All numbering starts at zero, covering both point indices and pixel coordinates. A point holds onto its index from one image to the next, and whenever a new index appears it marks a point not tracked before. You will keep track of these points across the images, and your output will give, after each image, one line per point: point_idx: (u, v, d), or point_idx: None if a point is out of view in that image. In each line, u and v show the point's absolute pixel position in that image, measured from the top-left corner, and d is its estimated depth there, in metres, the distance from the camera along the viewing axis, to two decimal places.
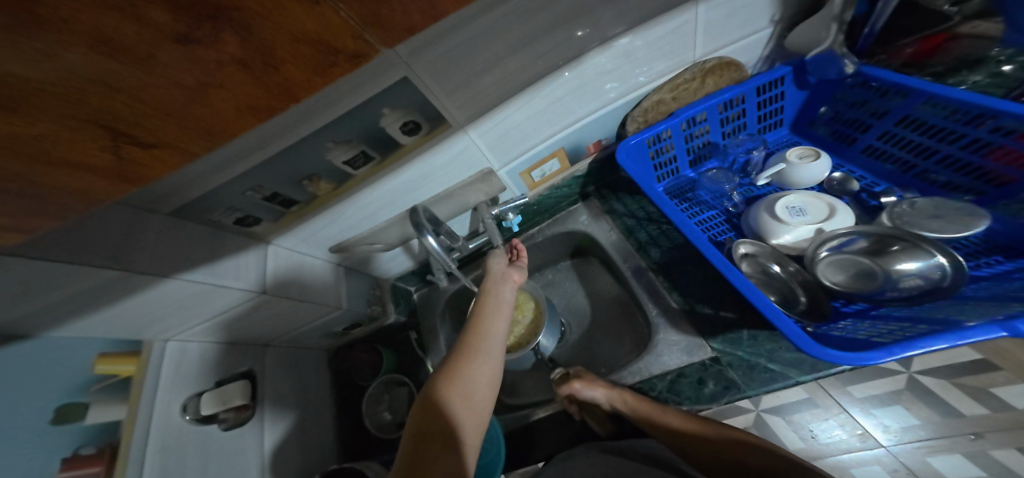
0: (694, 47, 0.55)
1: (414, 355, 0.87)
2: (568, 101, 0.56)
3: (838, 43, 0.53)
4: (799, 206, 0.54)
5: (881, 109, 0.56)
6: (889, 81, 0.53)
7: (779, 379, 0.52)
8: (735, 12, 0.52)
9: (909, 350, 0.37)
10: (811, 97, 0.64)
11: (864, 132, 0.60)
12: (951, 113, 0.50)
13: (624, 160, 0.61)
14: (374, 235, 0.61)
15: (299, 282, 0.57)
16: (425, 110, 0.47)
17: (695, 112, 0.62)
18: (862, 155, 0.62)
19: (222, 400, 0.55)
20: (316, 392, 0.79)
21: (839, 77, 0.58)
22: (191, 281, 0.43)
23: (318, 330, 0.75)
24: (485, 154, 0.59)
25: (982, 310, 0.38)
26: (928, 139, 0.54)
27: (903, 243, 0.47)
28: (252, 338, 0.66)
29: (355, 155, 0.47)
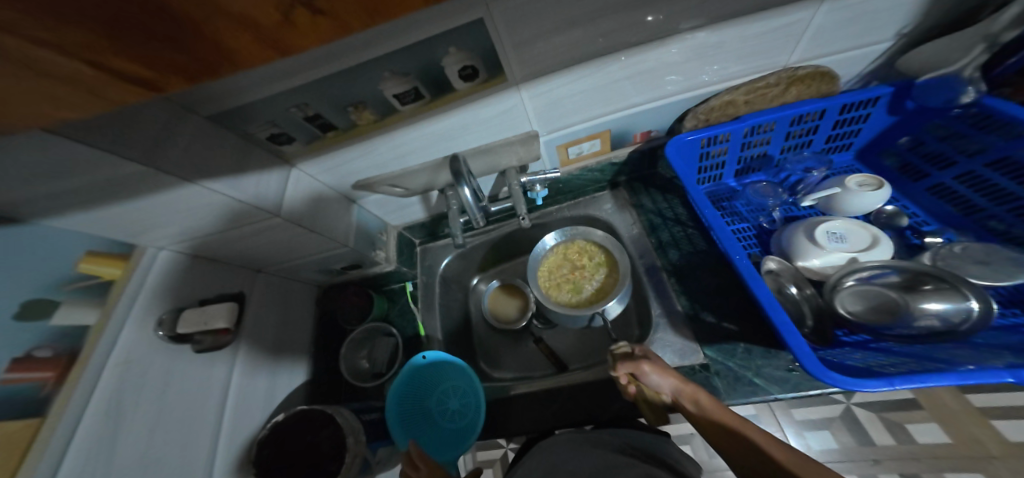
0: (794, 50, 0.52)
1: (404, 306, 0.85)
2: (626, 86, 0.54)
3: (969, 66, 0.51)
4: (841, 232, 0.56)
5: (975, 146, 0.54)
6: (1007, 115, 0.50)
7: (760, 393, 0.53)
8: (858, 19, 0.48)
9: (909, 383, 0.39)
10: (898, 125, 0.62)
11: (942, 169, 0.59)
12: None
13: (672, 156, 0.60)
14: (400, 178, 0.57)
15: (314, 211, 0.54)
16: (491, 56, 0.43)
17: (763, 120, 0.60)
18: (928, 193, 0.61)
19: (202, 321, 0.50)
20: (300, 328, 0.77)
21: (945, 105, 0.55)
22: (213, 191, 0.41)
23: (316, 265, 0.72)
24: (529, 117, 0.55)
25: (982, 357, 0.41)
26: (1011, 182, 0.52)
27: (938, 283, 0.49)
28: (246, 260, 0.62)
29: (406, 90, 0.43)
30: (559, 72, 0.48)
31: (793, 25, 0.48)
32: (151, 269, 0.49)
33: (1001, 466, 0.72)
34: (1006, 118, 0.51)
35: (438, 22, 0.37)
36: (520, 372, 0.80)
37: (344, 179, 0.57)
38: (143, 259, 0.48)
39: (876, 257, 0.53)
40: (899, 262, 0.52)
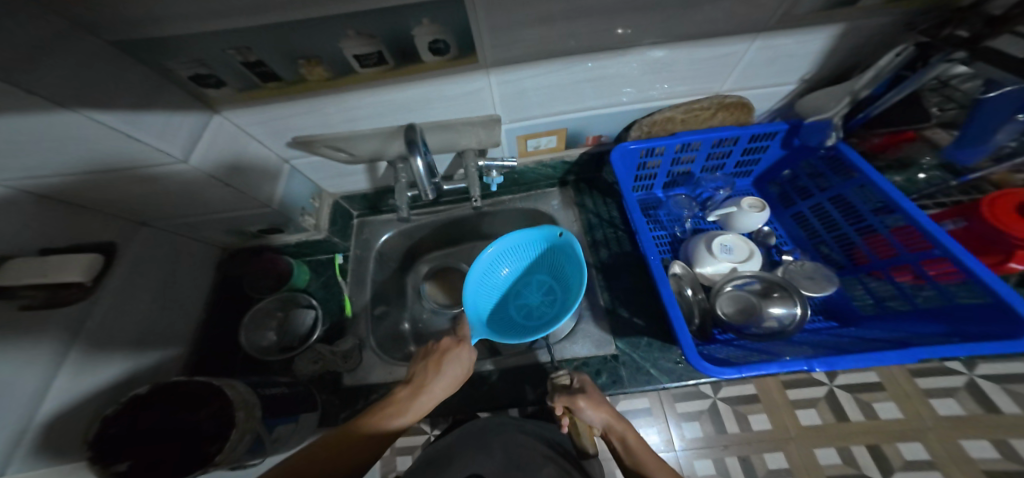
0: (726, 79, 0.60)
1: (331, 279, 0.79)
2: (586, 89, 0.57)
3: (840, 115, 0.64)
4: (730, 245, 0.69)
5: (827, 184, 0.73)
6: (849, 162, 0.69)
7: (652, 382, 0.65)
8: (777, 60, 0.56)
9: (750, 371, 0.52)
10: (784, 159, 0.79)
11: (803, 199, 0.78)
12: (873, 201, 0.66)
13: (617, 160, 0.67)
14: (348, 140, 0.52)
15: (235, 163, 0.47)
16: (464, 36, 0.42)
17: (693, 139, 0.69)
18: (790, 217, 0.80)
19: (39, 272, 0.39)
20: (190, 295, 0.66)
21: (818, 146, 0.71)
22: (102, 123, 0.34)
23: (226, 224, 0.62)
24: (495, 103, 0.55)
25: (797, 351, 0.57)
26: (840, 216, 0.71)
27: (783, 292, 0.65)
28: (126, 209, 0.51)
29: (368, 52, 0.40)
30: (526, 63, 0.49)
31: (729, 55, 0.54)
32: None
33: None
34: (849, 163, 0.68)
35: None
36: None
37: (274, 133, 0.50)
38: None
39: (751, 271, 0.67)
40: (759, 273, 0.67)
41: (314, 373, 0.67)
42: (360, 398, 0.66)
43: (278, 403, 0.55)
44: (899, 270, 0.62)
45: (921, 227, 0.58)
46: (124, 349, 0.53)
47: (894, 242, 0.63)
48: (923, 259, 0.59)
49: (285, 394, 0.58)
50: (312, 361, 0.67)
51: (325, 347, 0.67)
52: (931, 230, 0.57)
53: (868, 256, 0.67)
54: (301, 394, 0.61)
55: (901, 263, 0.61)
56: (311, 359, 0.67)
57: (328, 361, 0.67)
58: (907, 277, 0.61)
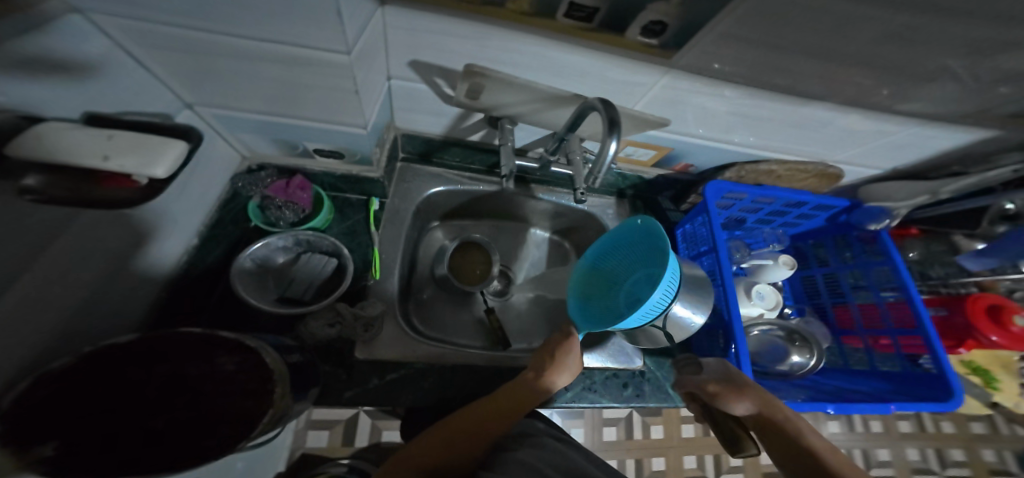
0: (846, 151, 0.62)
1: (358, 225, 0.69)
2: (730, 123, 0.54)
3: (911, 206, 0.69)
4: (764, 293, 0.72)
5: (850, 257, 0.75)
6: (879, 244, 0.71)
7: (671, 400, 0.68)
8: (897, 147, 0.59)
9: (800, 406, 0.56)
10: (820, 229, 0.81)
11: (818, 265, 0.80)
12: (884, 282, 0.69)
13: (710, 194, 0.65)
14: (500, 92, 0.44)
15: (371, 62, 0.37)
16: (686, 33, 0.36)
17: (769, 195, 0.68)
18: (800, 278, 0.83)
19: (98, 152, 0.27)
20: (181, 206, 0.50)
21: (859, 228, 0.73)
22: None
23: (264, 140, 0.48)
24: (640, 100, 0.47)
25: (799, 394, 0.63)
26: (847, 285, 0.75)
27: (803, 342, 0.69)
28: (180, 89, 0.36)
29: (587, 5, 0.34)
30: (705, 82, 0.43)
31: (875, 131, 0.55)
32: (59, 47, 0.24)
33: None
34: (880, 246, 0.71)
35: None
36: (451, 336, 0.76)
37: (403, 48, 0.40)
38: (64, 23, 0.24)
39: (776, 319, 0.71)
40: (779, 321, 0.72)
41: (327, 339, 0.55)
42: (372, 375, 0.58)
43: (300, 375, 0.46)
44: (878, 341, 0.69)
45: (917, 311, 0.64)
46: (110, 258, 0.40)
47: (885, 316, 0.68)
48: (903, 335, 0.65)
49: (302, 363, 0.49)
50: (328, 325, 0.55)
51: (348, 308, 0.57)
52: (923, 314, 0.63)
53: (857, 324, 0.71)
54: (309, 364, 0.52)
55: (883, 334, 0.68)
56: (327, 322, 0.55)
57: (347, 327, 0.57)
58: (883, 346, 0.68)
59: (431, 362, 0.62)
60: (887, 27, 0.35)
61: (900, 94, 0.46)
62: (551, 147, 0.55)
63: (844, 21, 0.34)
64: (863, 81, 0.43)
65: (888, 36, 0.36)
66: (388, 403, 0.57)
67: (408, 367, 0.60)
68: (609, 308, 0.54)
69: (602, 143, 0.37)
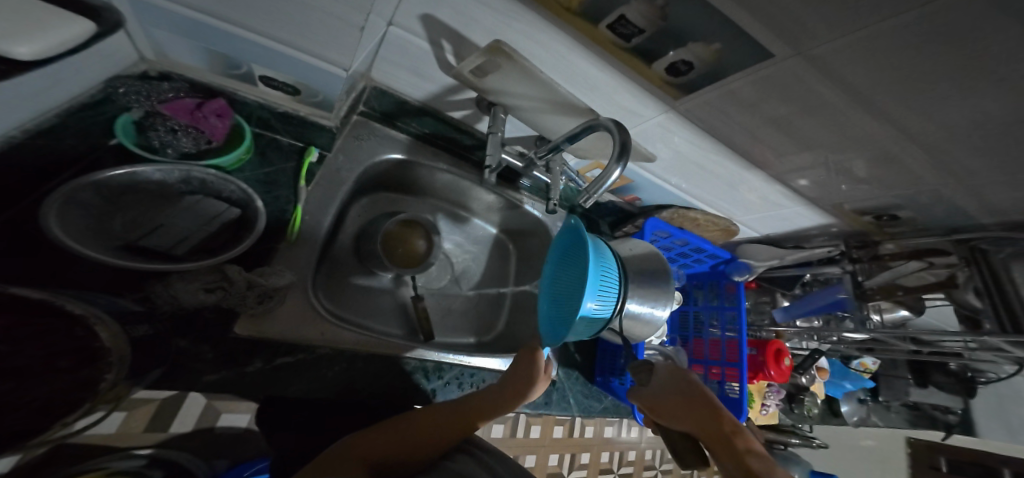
0: (746, 213, 0.79)
1: (282, 180, 0.56)
2: (686, 169, 0.63)
3: (764, 265, 0.90)
4: None
5: (715, 302, 0.91)
6: (735, 293, 0.87)
7: (567, 409, 0.75)
8: (775, 217, 0.79)
9: None
10: (703, 273, 0.97)
11: (692, 303, 0.95)
12: (730, 327, 0.85)
13: (647, 229, 0.74)
14: (509, 77, 0.42)
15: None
16: (699, 83, 0.40)
17: (683, 238, 0.81)
18: (678, 312, 0.97)
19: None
20: (13, 99, 0.33)
21: (729, 277, 0.92)
22: None
23: (190, 46, 0.35)
24: (634, 127, 0.52)
25: None
26: (706, 322, 0.90)
27: None
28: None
29: (636, 24, 0.34)
30: (691, 128, 0.50)
31: (770, 200, 0.72)
32: None
33: None
34: (734, 294, 0.87)
35: (748, 29, 0.32)
36: (366, 327, 0.67)
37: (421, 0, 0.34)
38: None
39: (658, 345, 0.85)
40: (660, 347, 0.86)
41: (198, 304, 0.44)
42: (256, 357, 0.46)
43: (145, 352, 0.34)
44: (712, 369, 0.86)
45: (741, 350, 0.80)
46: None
47: (722, 351, 0.84)
48: (728, 366, 0.82)
49: (151, 339, 0.36)
50: (206, 289, 0.43)
51: (240, 272, 0.45)
52: (744, 352, 0.81)
53: (704, 356, 0.87)
54: (159, 339, 0.38)
55: (718, 365, 0.84)
56: (204, 285, 0.44)
57: (233, 295, 0.44)
58: (715, 374, 0.85)
59: (344, 347, 0.54)
60: (818, 126, 0.46)
61: (794, 176, 0.61)
62: (538, 151, 0.53)
63: (800, 108, 0.43)
64: (782, 159, 0.56)
65: (822, 130, 0.47)
66: (274, 395, 0.46)
67: (309, 350, 0.51)
68: (562, 309, 0.56)
69: (607, 167, 0.39)
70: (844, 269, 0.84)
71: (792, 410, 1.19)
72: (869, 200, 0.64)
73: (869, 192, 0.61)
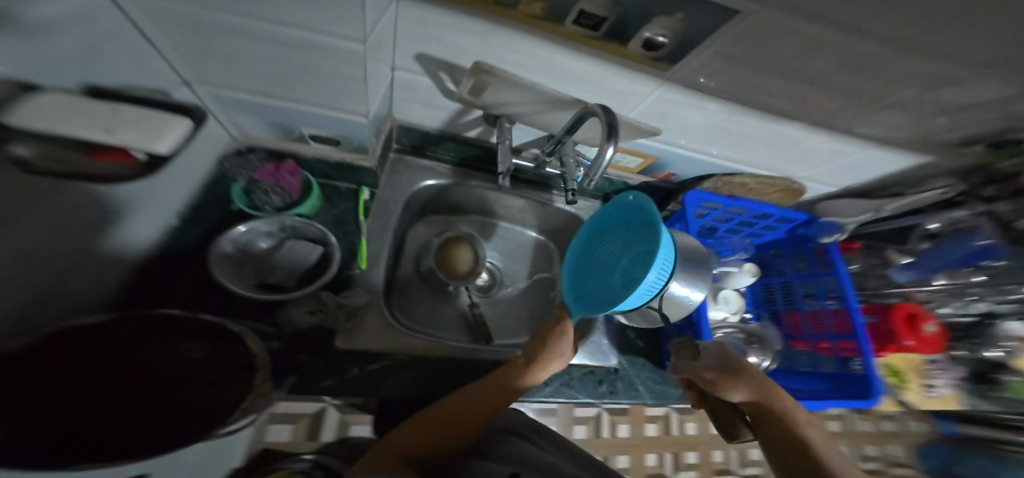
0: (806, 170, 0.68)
1: (348, 214, 0.69)
2: (709, 137, 0.59)
3: (855, 223, 0.76)
4: (728, 297, 0.78)
5: (801, 266, 0.81)
6: (829, 257, 0.77)
7: (638, 397, 0.72)
8: (846, 168, 0.67)
9: None
10: (781, 240, 0.86)
11: (776, 273, 0.85)
12: (829, 290, 0.75)
13: (689, 202, 0.71)
14: (496, 91, 0.46)
15: (376, 58, 0.38)
16: (681, 53, 0.40)
17: (739, 207, 0.74)
18: (759, 283, 0.86)
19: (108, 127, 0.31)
20: (171, 182, 0.49)
21: (813, 240, 0.80)
22: None
23: (266, 120, 0.47)
24: (636, 109, 0.51)
25: None
26: (798, 292, 0.80)
27: (760, 344, 0.76)
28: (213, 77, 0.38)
29: (596, 15, 0.36)
30: (699, 94, 0.47)
31: (829, 152, 0.62)
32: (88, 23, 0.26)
33: None
34: (829, 259, 0.77)
35: None
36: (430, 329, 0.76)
37: (411, 41, 0.41)
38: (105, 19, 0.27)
39: (738, 322, 0.78)
40: (740, 325, 0.79)
41: (308, 327, 0.55)
42: (353, 365, 0.56)
43: None
44: (819, 344, 0.75)
45: (856, 319, 0.70)
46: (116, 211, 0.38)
47: (828, 322, 0.74)
48: (841, 339, 0.72)
49: None
50: (310, 312, 0.55)
51: (331, 296, 0.57)
52: (858, 322, 0.70)
53: (805, 329, 0.78)
54: None
55: (825, 340, 0.74)
56: (309, 309, 0.55)
57: (329, 316, 0.56)
58: (822, 348, 0.75)
59: (415, 354, 0.60)
60: (850, 63, 0.40)
61: (854, 120, 0.52)
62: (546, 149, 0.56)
63: (817, 50, 0.38)
64: (827, 106, 0.49)
65: (861, 66, 0.40)
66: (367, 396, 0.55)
67: (391, 357, 0.59)
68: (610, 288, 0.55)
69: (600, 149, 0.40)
70: (975, 211, 0.69)
71: (989, 394, 0.81)
72: (975, 125, 0.51)
73: (970, 118, 0.49)
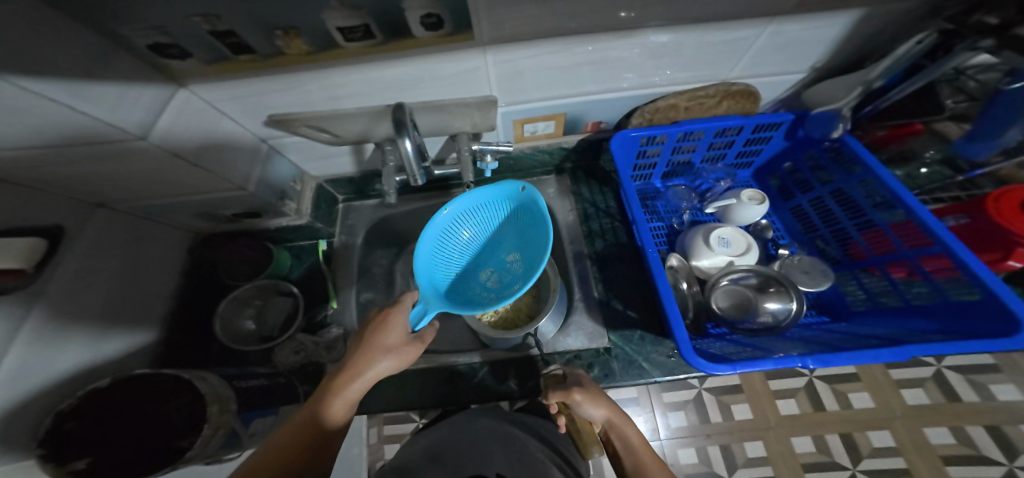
0: (733, 67, 0.55)
1: (315, 268, 0.70)
2: (589, 72, 0.53)
3: (848, 107, 0.58)
4: (727, 238, 0.62)
5: (830, 178, 0.66)
6: (854, 153, 0.62)
7: (645, 376, 0.56)
8: (783, 49, 0.52)
9: (749, 368, 0.44)
10: (786, 150, 0.72)
11: (803, 193, 0.70)
12: (875, 196, 0.60)
13: (618, 148, 0.63)
14: (326, 120, 0.49)
15: (201, 141, 0.43)
16: (461, 11, 0.39)
17: (695, 128, 0.65)
18: (788, 210, 0.73)
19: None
20: (147, 276, 0.58)
21: (821, 138, 0.65)
22: (42, 94, 0.29)
23: (198, 205, 0.57)
24: (491, 82, 0.51)
25: (785, 346, 0.52)
26: (841, 211, 0.65)
27: (779, 287, 0.58)
28: (84, 184, 0.44)
29: (354, 25, 0.37)
30: (527, 41, 0.45)
31: (737, 42, 0.50)
32: None
33: None
34: (853, 154, 0.63)
35: None
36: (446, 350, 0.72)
37: (252, 109, 0.46)
38: None
39: (749, 264, 0.60)
40: (758, 267, 0.60)
41: (296, 364, 0.60)
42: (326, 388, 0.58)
43: (255, 395, 0.51)
44: (889, 266, 0.58)
45: (924, 221, 0.53)
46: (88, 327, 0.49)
47: (891, 237, 0.57)
48: (916, 254, 0.54)
49: (263, 387, 0.53)
50: (293, 352, 0.60)
51: (309, 337, 0.61)
52: (932, 224, 0.52)
53: (866, 253, 0.61)
54: (281, 386, 0.56)
55: (897, 260, 0.56)
56: (292, 349, 0.61)
57: (311, 350, 0.60)
58: (894, 271, 0.57)
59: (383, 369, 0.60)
60: None
61: None
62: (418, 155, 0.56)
63: None
64: None
65: None
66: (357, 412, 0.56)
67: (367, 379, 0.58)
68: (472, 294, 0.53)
69: (398, 143, 0.46)
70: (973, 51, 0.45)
71: None
72: None
73: None
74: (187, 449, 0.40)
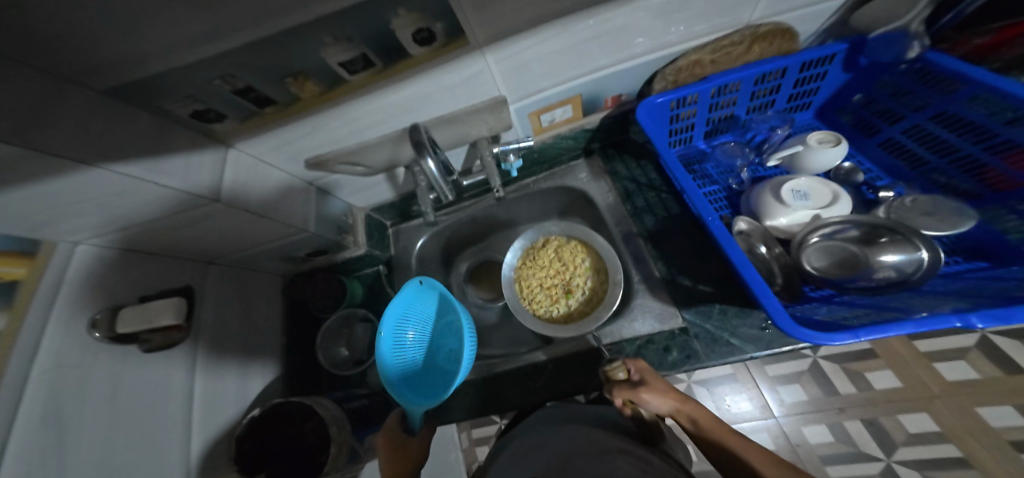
0: (755, 6, 0.49)
1: (379, 291, 0.73)
2: (597, 47, 0.50)
3: (918, 20, 0.48)
4: (805, 190, 0.51)
5: (921, 102, 0.53)
6: (947, 69, 0.49)
7: (737, 353, 0.47)
8: None
9: (873, 334, 0.34)
10: (852, 82, 0.59)
11: (892, 124, 0.57)
12: (1000, 110, 0.45)
13: (643, 120, 0.56)
14: (358, 153, 0.53)
15: (261, 194, 0.49)
16: (450, 20, 0.39)
17: (729, 80, 0.56)
18: (878, 148, 0.59)
19: (144, 318, 0.40)
20: (263, 317, 0.63)
21: (894, 61, 0.53)
22: (127, 174, 0.35)
23: (277, 252, 0.61)
24: (497, 82, 0.50)
25: (933, 303, 0.39)
26: (953, 135, 0.51)
27: (892, 235, 0.45)
28: (194, 251, 0.51)
29: (352, 58, 0.39)
30: (523, 35, 0.44)
31: None
32: (68, 271, 0.39)
33: (942, 404, 0.79)
34: (949, 73, 0.49)
35: None
36: (503, 348, 0.70)
37: (295, 154, 0.52)
38: (53, 257, 0.38)
39: (841, 214, 0.48)
40: (857, 216, 0.47)
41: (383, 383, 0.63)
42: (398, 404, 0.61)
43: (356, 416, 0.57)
44: None
45: None
46: (231, 369, 0.54)
47: None
48: None
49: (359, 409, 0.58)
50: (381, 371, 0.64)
51: None
52: None
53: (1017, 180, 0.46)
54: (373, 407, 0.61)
55: None
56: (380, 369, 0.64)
57: None
58: None
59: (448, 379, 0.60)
60: None
61: None
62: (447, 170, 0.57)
63: None
64: None
65: None
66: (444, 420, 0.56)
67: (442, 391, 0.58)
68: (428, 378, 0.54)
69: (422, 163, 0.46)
70: None
71: None
72: None
73: None
74: (324, 464, 0.44)
